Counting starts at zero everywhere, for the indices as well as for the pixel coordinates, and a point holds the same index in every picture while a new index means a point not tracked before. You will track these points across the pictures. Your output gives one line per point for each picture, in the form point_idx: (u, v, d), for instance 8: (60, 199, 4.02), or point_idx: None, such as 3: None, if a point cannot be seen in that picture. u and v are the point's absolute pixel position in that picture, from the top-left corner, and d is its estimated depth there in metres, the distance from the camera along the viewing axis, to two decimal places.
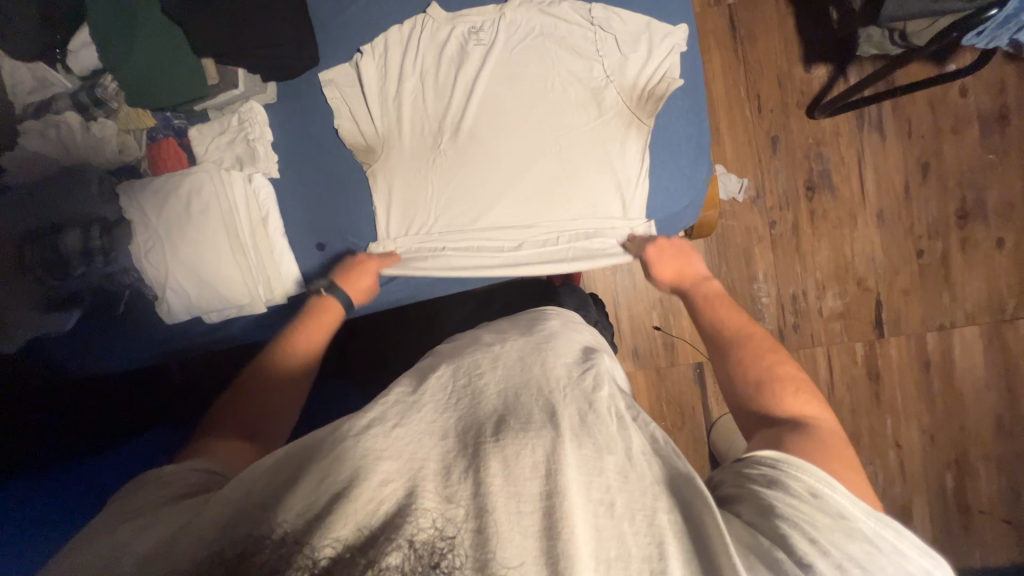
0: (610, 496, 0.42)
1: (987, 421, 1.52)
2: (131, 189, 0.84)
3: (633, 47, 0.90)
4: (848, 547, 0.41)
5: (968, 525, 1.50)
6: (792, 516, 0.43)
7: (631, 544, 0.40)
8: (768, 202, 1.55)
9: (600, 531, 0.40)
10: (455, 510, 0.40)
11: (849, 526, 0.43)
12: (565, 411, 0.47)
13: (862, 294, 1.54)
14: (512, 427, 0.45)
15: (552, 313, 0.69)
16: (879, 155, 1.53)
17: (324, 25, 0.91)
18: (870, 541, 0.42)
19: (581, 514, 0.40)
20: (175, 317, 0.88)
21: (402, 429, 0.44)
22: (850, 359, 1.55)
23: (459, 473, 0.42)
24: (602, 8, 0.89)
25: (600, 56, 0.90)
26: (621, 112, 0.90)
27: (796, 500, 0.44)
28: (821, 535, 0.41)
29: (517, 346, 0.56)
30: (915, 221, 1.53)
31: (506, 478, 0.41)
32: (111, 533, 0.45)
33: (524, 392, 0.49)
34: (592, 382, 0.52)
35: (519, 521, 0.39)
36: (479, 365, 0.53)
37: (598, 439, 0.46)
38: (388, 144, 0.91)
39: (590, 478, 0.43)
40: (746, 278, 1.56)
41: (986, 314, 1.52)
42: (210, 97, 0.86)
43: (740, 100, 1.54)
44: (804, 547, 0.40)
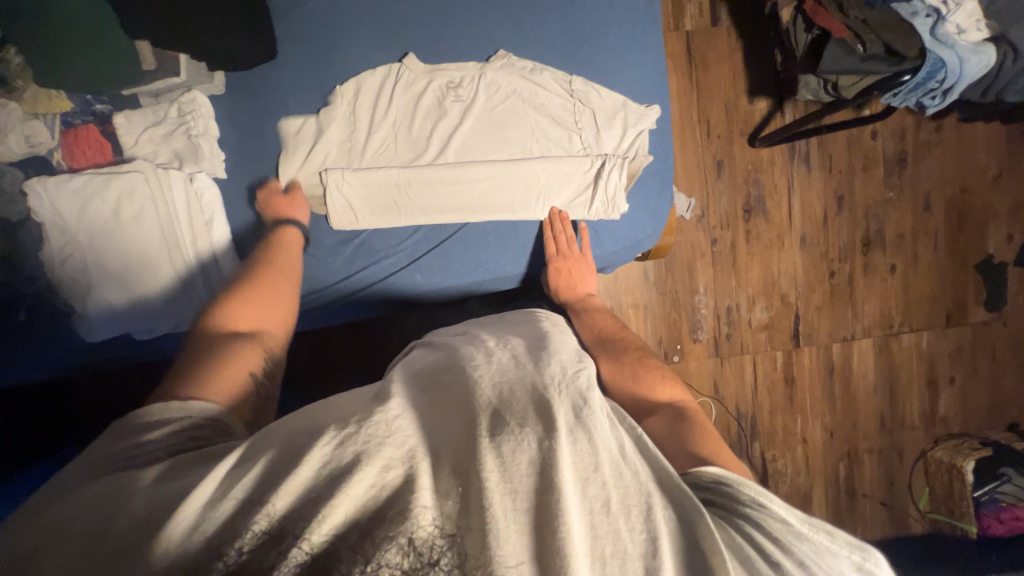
0: (606, 493, 0.41)
1: (873, 420, 1.78)
2: (42, 187, 0.72)
3: (609, 125, 0.85)
4: (803, 545, 0.43)
5: (855, 507, 1.77)
6: (752, 517, 0.44)
7: (625, 540, 0.39)
8: (711, 221, 1.68)
9: (595, 527, 0.39)
10: (451, 507, 0.40)
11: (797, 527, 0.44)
12: (559, 405, 0.45)
13: (784, 308, 1.74)
14: (509, 425, 0.43)
15: (545, 316, 0.68)
16: (805, 185, 1.71)
17: (283, 16, 0.83)
18: (816, 540, 0.43)
19: (576, 510, 0.39)
20: (96, 334, 0.77)
21: (399, 422, 0.43)
22: (771, 366, 1.75)
23: (453, 469, 0.41)
24: (582, 81, 0.84)
25: (578, 128, 0.85)
26: (599, 191, 0.85)
27: (749, 506, 0.45)
28: (776, 534, 0.43)
29: (511, 344, 0.56)
30: (829, 245, 1.73)
31: (503, 476, 0.40)
32: (97, 485, 0.44)
33: (516, 383, 0.48)
34: (585, 380, 0.49)
35: (515, 520, 0.38)
36: (475, 361, 0.51)
37: (594, 427, 0.44)
38: (352, 160, 0.85)
39: (586, 474, 0.41)
40: (687, 290, 1.70)
41: (878, 329, 1.77)
42: (142, 83, 0.77)
43: (693, 123, 1.64)
44: (767, 545, 0.42)
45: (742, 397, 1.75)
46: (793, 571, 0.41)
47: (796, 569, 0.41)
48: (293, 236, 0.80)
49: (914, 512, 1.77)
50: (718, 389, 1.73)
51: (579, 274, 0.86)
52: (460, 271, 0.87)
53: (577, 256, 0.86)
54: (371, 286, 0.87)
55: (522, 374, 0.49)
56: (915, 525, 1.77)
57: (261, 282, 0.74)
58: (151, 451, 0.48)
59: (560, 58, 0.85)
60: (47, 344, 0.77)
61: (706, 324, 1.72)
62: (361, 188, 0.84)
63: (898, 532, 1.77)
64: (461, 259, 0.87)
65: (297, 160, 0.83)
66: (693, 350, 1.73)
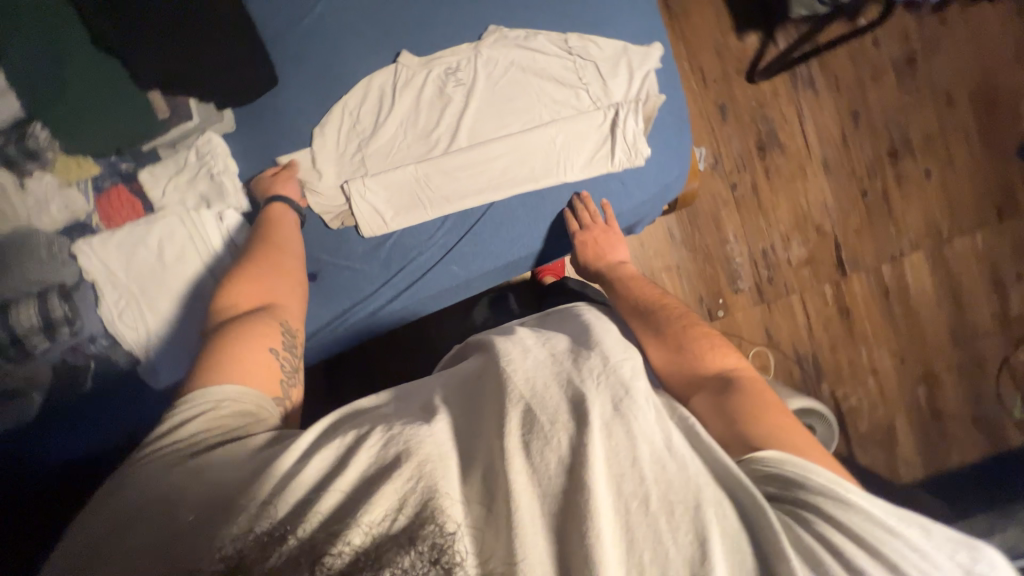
0: (644, 489, 0.39)
1: (944, 335, 1.68)
2: (89, 247, 0.75)
3: (614, 73, 0.84)
4: (889, 541, 0.38)
5: (944, 429, 1.67)
6: (822, 512, 0.39)
7: (669, 543, 0.36)
8: (726, 166, 1.65)
9: (632, 527, 0.37)
10: (477, 511, 0.39)
11: (882, 523, 0.38)
12: (595, 399, 0.43)
13: (821, 239, 1.68)
14: (541, 423, 0.42)
15: (586, 309, 0.63)
16: (815, 110, 1.65)
17: (277, 42, 0.84)
18: (908, 539, 0.38)
19: (610, 510, 0.38)
20: (162, 381, 0.77)
21: (434, 433, 0.43)
22: (822, 301, 1.68)
23: (482, 475, 0.41)
24: (578, 36, 0.83)
25: (584, 84, 0.83)
26: (617, 142, 0.83)
27: (819, 498, 0.40)
28: (855, 531, 0.38)
29: (552, 340, 0.52)
30: (855, 165, 1.67)
31: (532, 476, 0.39)
32: (156, 480, 0.45)
33: (551, 378, 0.46)
34: (629, 371, 0.47)
35: (541, 520, 0.38)
36: (511, 356, 0.50)
37: (633, 423, 0.42)
38: (368, 165, 0.85)
39: (621, 469, 0.40)
40: (718, 241, 1.66)
41: (926, 239, 1.68)
42: (163, 132, 0.79)
43: (686, 73, 1.62)
44: (845, 544, 0.37)
45: (798, 338, 1.68)
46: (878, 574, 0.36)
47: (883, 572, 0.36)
48: (287, 214, 0.79)
49: (1010, 422, 1.66)
50: (772, 335, 1.67)
51: (606, 242, 0.84)
52: (495, 252, 0.87)
53: (603, 228, 0.85)
54: (411, 286, 0.86)
55: (558, 369, 0.47)
56: (1013, 435, 1.66)
57: (262, 261, 0.72)
58: (199, 442, 0.49)
59: (550, 21, 0.84)
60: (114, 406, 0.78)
61: (745, 272, 1.67)
62: (384, 189, 0.84)
63: (998, 448, 1.66)
64: (494, 240, 0.86)
65: (315, 176, 0.84)
66: (737, 301, 1.67)
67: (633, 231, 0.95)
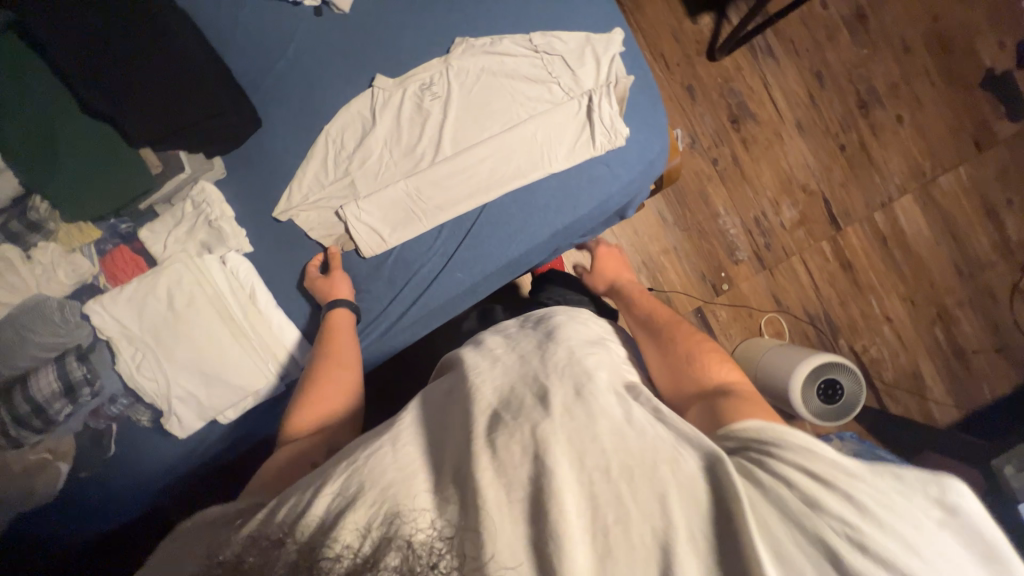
0: (605, 460, 0.38)
1: (949, 272, 1.69)
2: (101, 303, 0.76)
3: (581, 62, 0.86)
4: (856, 482, 0.35)
5: (968, 365, 1.66)
6: (787, 470, 0.37)
7: (630, 506, 0.36)
8: (704, 144, 1.69)
9: (597, 498, 0.37)
10: (451, 510, 0.38)
11: (846, 476, 0.36)
12: (557, 389, 0.44)
13: (810, 199, 1.70)
14: (504, 419, 0.42)
15: (558, 310, 0.64)
16: (779, 76, 1.70)
17: (257, 87, 0.88)
18: (874, 491, 0.35)
19: (573, 488, 0.37)
20: (189, 428, 0.78)
21: (404, 448, 0.43)
22: (822, 259, 1.70)
23: (454, 474, 0.40)
24: (541, 35, 0.87)
25: (554, 78, 0.86)
26: (596, 126, 0.85)
27: (782, 457, 0.38)
28: (817, 486, 0.35)
29: (520, 346, 0.54)
30: (828, 122, 1.70)
31: (498, 471, 0.39)
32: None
33: (516, 379, 0.47)
34: (589, 364, 0.49)
35: (511, 509, 0.37)
36: (478, 366, 0.51)
37: (595, 407, 0.42)
38: (360, 187, 0.86)
39: (584, 446, 0.39)
40: (709, 217, 1.69)
41: (912, 181, 1.70)
42: (158, 187, 0.81)
43: (649, 63, 1.67)
44: (807, 503, 0.35)
45: (806, 298, 1.69)
46: (842, 525, 0.33)
47: (846, 523, 0.34)
48: (342, 318, 0.80)
49: None
50: (780, 300, 1.68)
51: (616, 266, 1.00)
52: (495, 252, 0.88)
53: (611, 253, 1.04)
54: (419, 299, 0.87)
55: (524, 369, 0.49)
56: None
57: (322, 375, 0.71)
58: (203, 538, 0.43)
59: (511, 25, 0.88)
60: (145, 460, 0.79)
61: (742, 242, 1.69)
62: (378, 209, 0.86)
63: None
64: (493, 241, 0.88)
65: (309, 207, 0.86)
66: (739, 273, 1.69)
67: (626, 216, 0.97)
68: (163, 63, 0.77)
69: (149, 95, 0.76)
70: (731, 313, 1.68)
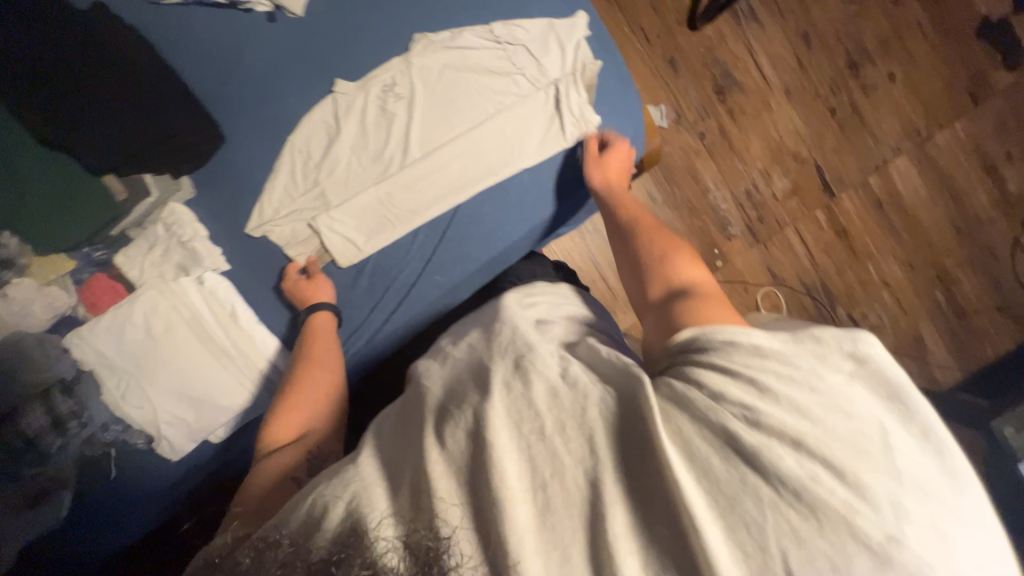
0: (540, 424, 0.45)
1: (947, 231, 1.65)
2: (81, 336, 0.76)
3: (546, 50, 0.84)
4: (761, 362, 0.44)
5: (969, 324, 1.64)
6: (713, 362, 0.46)
7: (562, 455, 0.44)
8: (689, 118, 1.65)
9: (534, 457, 0.44)
10: (408, 502, 0.44)
11: (763, 352, 0.45)
12: (498, 368, 0.50)
13: (801, 166, 1.66)
14: (451, 411, 0.48)
15: (510, 288, 0.68)
16: (764, 41, 1.64)
17: (217, 100, 0.86)
18: (787, 358, 0.44)
19: (510, 462, 0.43)
20: (180, 450, 0.80)
21: (367, 456, 0.49)
22: (816, 228, 1.67)
23: (412, 466, 0.47)
24: (502, 24, 0.83)
25: (519, 69, 0.83)
26: (566, 116, 0.83)
27: (714, 351, 0.47)
28: (736, 368, 0.45)
29: (469, 335, 0.59)
30: (817, 85, 1.65)
31: (449, 458, 0.46)
32: None
33: (465, 369, 0.53)
34: (529, 334, 0.54)
35: (462, 483, 0.44)
36: (432, 368, 0.57)
37: (530, 381, 0.48)
38: (331, 197, 0.85)
39: (519, 418, 0.46)
40: (699, 193, 1.66)
41: (906, 141, 1.65)
42: (126, 215, 0.81)
43: (629, 38, 1.62)
44: (724, 383, 0.44)
45: (801, 269, 1.67)
46: (750, 397, 0.43)
47: (754, 393, 0.43)
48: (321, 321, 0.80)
49: None
50: (775, 273, 1.66)
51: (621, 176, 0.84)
52: (474, 253, 0.87)
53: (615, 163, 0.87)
54: (401, 304, 0.87)
55: (470, 359, 0.54)
56: None
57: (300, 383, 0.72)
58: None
59: (472, 15, 0.85)
60: (144, 483, 0.79)
61: (734, 217, 1.67)
62: (351, 217, 0.85)
63: None
64: (470, 241, 0.86)
65: (283, 220, 0.85)
66: (732, 248, 1.67)
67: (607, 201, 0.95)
68: (89, 96, 0.76)
69: (105, 127, 0.77)
70: (726, 288, 1.67)
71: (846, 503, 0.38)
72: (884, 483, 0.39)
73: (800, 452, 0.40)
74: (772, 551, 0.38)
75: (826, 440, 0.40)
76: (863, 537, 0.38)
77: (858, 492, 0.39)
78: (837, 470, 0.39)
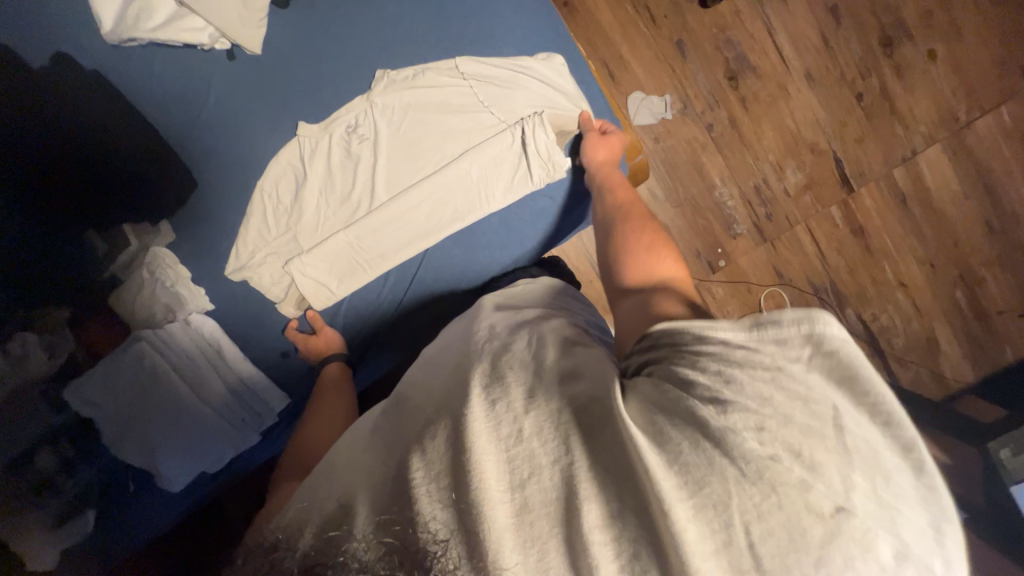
0: (518, 424, 0.42)
1: (977, 230, 1.41)
2: (78, 388, 0.80)
3: (512, 87, 0.82)
4: (722, 356, 0.39)
5: (990, 328, 1.40)
6: (676, 360, 0.43)
7: (541, 455, 0.40)
8: (697, 108, 1.47)
9: (512, 457, 0.40)
10: (384, 513, 0.40)
11: (721, 342, 0.40)
12: (478, 371, 0.49)
13: (818, 159, 1.45)
14: (429, 423, 0.46)
15: (487, 305, 0.69)
16: (785, 16, 1.43)
17: (183, 145, 0.85)
18: (746, 346, 0.39)
19: (490, 457, 0.40)
20: (177, 481, 0.85)
21: (344, 476, 0.46)
22: (830, 226, 1.46)
23: (391, 475, 0.43)
24: (466, 60, 0.82)
25: (485, 106, 0.82)
26: (534, 156, 0.81)
27: (680, 345, 0.44)
28: (693, 362, 0.41)
29: (454, 350, 0.59)
30: (842, 66, 1.42)
31: (426, 463, 0.42)
32: None
33: (445, 380, 0.52)
34: (508, 346, 0.53)
35: (439, 486, 0.40)
36: (413, 385, 0.56)
37: (509, 381, 0.46)
38: (300, 241, 0.86)
39: (497, 418, 0.43)
40: (703, 189, 1.49)
41: (942, 130, 1.40)
42: (112, 262, 0.86)
43: (631, 18, 1.45)
44: (686, 375, 0.41)
45: (811, 270, 1.47)
46: (708, 386, 0.39)
47: (714, 384, 0.39)
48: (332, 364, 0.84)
49: None
50: (781, 273, 1.48)
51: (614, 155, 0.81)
52: (445, 292, 0.88)
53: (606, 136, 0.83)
54: (379, 342, 0.91)
55: (451, 371, 0.53)
56: None
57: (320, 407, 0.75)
58: None
59: (439, 50, 0.83)
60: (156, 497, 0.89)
61: (739, 215, 1.49)
62: (324, 262, 0.86)
63: None
64: (442, 282, 0.87)
65: (258, 264, 0.87)
66: (737, 247, 1.50)
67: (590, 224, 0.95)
68: (71, 148, 0.77)
69: (81, 182, 0.79)
70: (729, 290, 1.51)
71: (802, 482, 0.34)
72: (850, 465, 0.34)
73: (761, 434, 0.36)
74: (735, 525, 0.34)
75: (786, 425, 0.36)
76: (818, 514, 0.34)
77: (815, 470, 0.34)
78: (796, 451, 0.35)
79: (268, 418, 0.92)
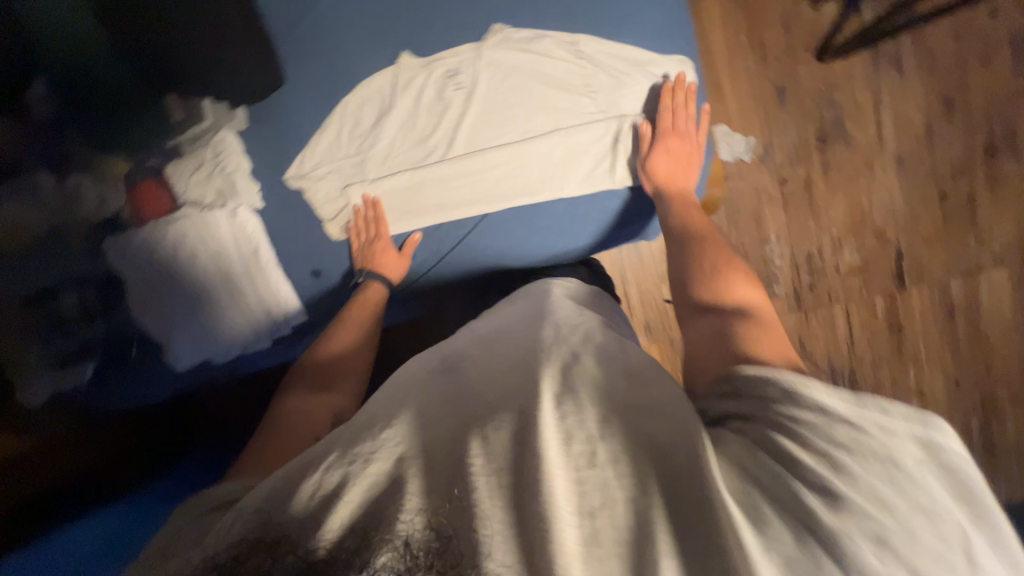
0: (592, 446, 0.40)
1: (1014, 363, 1.37)
2: (117, 243, 0.83)
3: (622, 81, 0.81)
4: (834, 433, 0.37)
5: (992, 463, 1.38)
6: (778, 419, 0.40)
7: (615, 489, 0.38)
8: (778, 158, 1.40)
9: (583, 482, 0.39)
10: (437, 500, 0.40)
11: (830, 413, 0.38)
12: (547, 373, 0.47)
13: (880, 247, 1.39)
14: (490, 414, 0.44)
15: (541, 291, 0.69)
16: (897, 94, 1.37)
17: (276, 38, 0.83)
18: (854, 424, 0.37)
19: (561, 479, 0.38)
20: (181, 359, 0.86)
21: (387, 433, 0.44)
22: (869, 316, 1.40)
23: (444, 456, 0.42)
24: (587, 39, 0.80)
25: (589, 91, 0.80)
26: (620, 155, 0.82)
27: (776, 402, 0.41)
28: (801, 430, 0.38)
29: (508, 333, 0.58)
30: (938, 161, 1.37)
31: (488, 457, 0.41)
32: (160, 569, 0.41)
33: (505, 366, 0.51)
34: (577, 350, 0.51)
35: (500, 496, 0.39)
36: (464, 354, 0.55)
37: (581, 395, 0.44)
38: (366, 166, 0.85)
39: (568, 436, 0.41)
40: (756, 241, 1.42)
41: (1013, 255, 1.36)
42: (180, 131, 0.85)
43: (742, 49, 1.39)
44: (795, 450, 0.38)
45: (835, 353, 1.41)
46: (819, 471, 0.36)
47: (824, 467, 0.36)
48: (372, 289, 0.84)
49: None
50: (805, 348, 1.42)
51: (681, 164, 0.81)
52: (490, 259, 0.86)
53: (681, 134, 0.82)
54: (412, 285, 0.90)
55: (508, 358, 0.52)
56: None
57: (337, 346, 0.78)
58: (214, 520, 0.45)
59: (563, 21, 0.80)
60: (147, 373, 0.87)
61: (783, 277, 1.42)
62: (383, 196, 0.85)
63: None
64: (492, 248, 0.86)
65: (319, 175, 0.86)
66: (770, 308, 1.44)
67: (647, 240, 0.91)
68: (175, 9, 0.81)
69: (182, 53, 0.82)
70: None
71: None
72: None
73: (883, 549, 0.33)
74: None
75: (910, 546, 0.33)
76: None
77: None
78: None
79: (283, 329, 0.90)
